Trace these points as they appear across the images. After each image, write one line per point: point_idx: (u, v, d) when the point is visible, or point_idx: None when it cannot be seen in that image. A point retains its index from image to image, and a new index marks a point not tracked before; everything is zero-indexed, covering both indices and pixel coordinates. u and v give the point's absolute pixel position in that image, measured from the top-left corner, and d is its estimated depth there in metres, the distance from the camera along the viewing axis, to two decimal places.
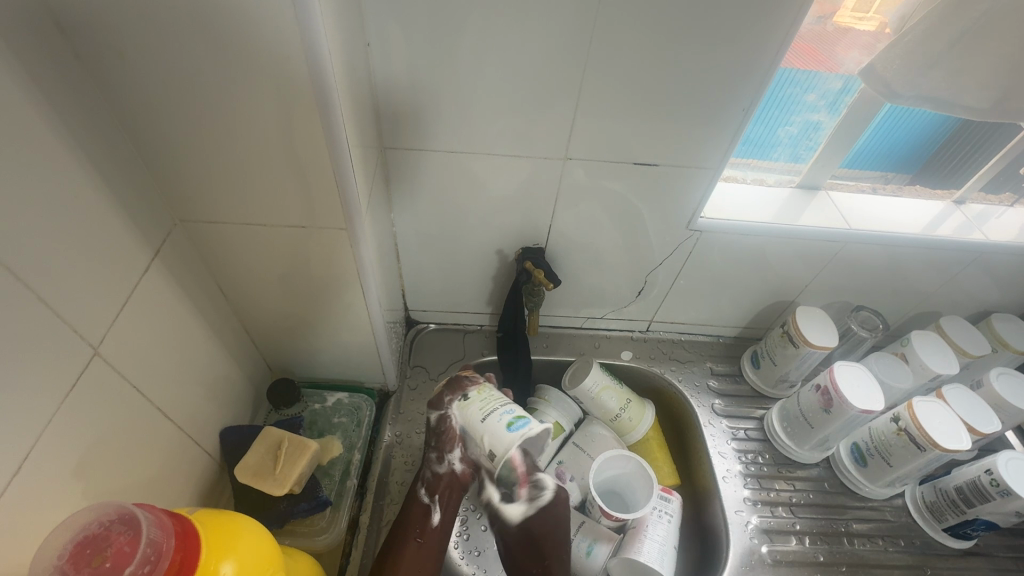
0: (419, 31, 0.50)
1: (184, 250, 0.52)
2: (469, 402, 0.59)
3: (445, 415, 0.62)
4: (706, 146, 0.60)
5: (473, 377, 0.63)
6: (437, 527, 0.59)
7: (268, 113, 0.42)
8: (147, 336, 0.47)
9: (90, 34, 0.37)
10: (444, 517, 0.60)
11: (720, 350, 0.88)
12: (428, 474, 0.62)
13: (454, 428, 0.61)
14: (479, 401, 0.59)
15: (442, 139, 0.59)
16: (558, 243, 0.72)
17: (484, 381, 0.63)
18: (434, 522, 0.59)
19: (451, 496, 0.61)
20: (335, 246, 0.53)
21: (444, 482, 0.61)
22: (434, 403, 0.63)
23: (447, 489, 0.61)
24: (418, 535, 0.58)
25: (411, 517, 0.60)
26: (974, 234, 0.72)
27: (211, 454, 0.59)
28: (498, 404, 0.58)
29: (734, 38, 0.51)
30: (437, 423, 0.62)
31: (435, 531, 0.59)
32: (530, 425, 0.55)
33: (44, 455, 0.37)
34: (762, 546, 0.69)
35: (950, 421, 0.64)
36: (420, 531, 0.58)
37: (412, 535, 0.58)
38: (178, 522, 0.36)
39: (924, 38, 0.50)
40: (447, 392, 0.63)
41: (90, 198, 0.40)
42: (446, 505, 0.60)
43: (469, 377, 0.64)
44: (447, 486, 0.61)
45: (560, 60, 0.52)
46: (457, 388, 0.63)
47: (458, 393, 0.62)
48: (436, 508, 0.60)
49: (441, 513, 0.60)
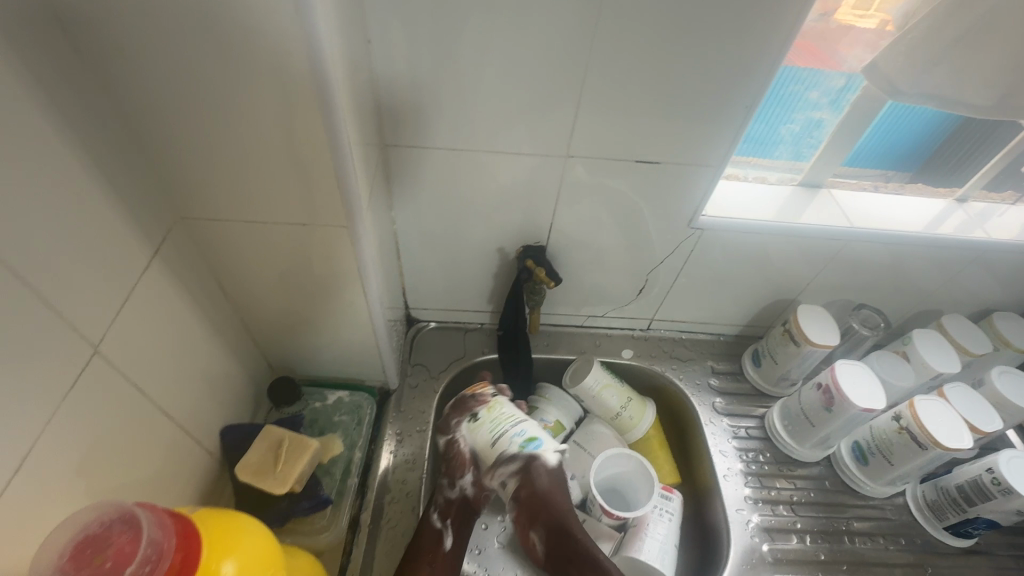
0: (421, 28, 0.50)
1: (184, 247, 0.52)
2: (478, 424, 0.61)
3: (455, 440, 0.63)
4: (709, 143, 0.60)
5: (481, 396, 0.64)
6: (449, 551, 0.60)
7: (268, 109, 0.42)
8: (147, 335, 0.47)
9: (88, 31, 0.36)
10: (456, 541, 0.61)
11: (721, 348, 0.88)
12: (440, 499, 0.63)
13: (464, 453, 0.62)
14: (490, 422, 0.60)
15: (444, 136, 0.59)
16: (559, 241, 0.72)
17: (492, 399, 0.63)
18: (446, 546, 0.60)
19: (463, 522, 0.62)
20: (336, 244, 0.53)
21: (457, 506, 0.62)
22: (444, 429, 0.65)
23: (460, 513, 0.62)
24: (430, 560, 0.59)
25: (423, 541, 0.60)
26: (976, 232, 0.71)
27: (212, 453, 0.59)
28: (510, 427, 0.60)
29: (738, 35, 0.50)
30: (445, 448, 0.64)
31: (446, 556, 0.60)
32: (541, 451, 0.58)
33: (44, 454, 0.37)
34: (764, 545, 0.69)
35: (952, 419, 0.64)
36: (432, 555, 0.59)
37: (424, 558, 0.59)
38: (180, 522, 0.36)
39: (928, 36, 0.50)
40: (453, 413, 0.65)
41: (89, 195, 0.40)
42: (458, 531, 0.62)
43: (474, 397, 0.64)
44: (459, 511, 0.62)
45: (562, 57, 0.52)
46: (464, 410, 0.63)
47: (465, 415, 0.63)
48: (449, 532, 0.61)
49: (454, 537, 0.61)
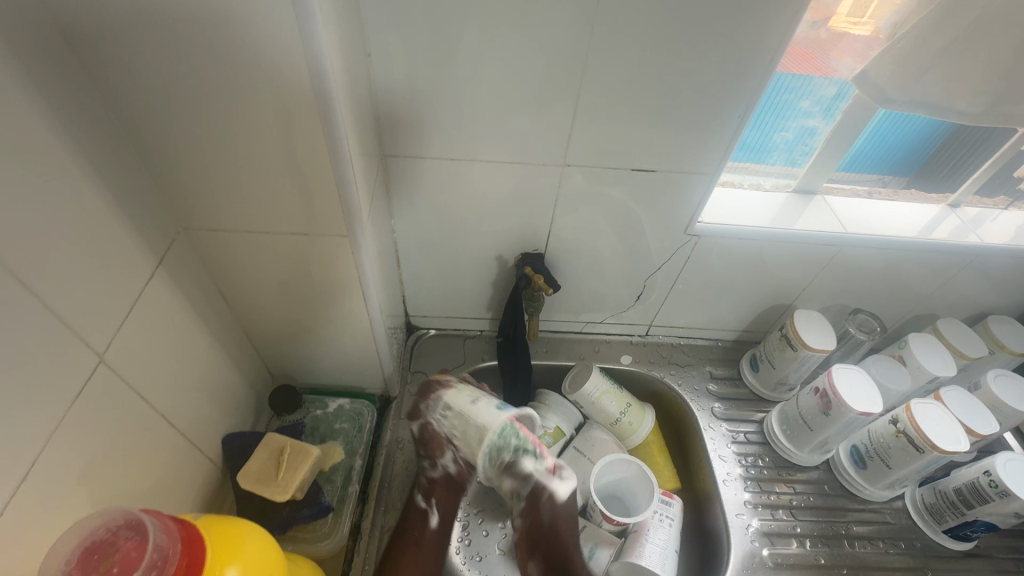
0: (419, 41, 0.51)
1: (187, 257, 0.52)
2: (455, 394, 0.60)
3: (427, 422, 0.61)
4: (703, 151, 0.61)
5: (449, 380, 0.63)
6: (436, 530, 0.61)
7: (270, 122, 0.43)
8: (151, 343, 0.47)
9: (95, 47, 0.37)
10: (443, 519, 0.62)
11: (719, 354, 0.88)
12: (423, 480, 0.63)
13: (439, 433, 0.60)
14: (468, 393, 0.60)
15: (443, 147, 0.60)
16: (557, 249, 0.72)
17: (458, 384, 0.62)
18: (433, 526, 0.61)
19: (448, 497, 0.62)
20: (337, 253, 0.54)
21: (440, 485, 0.62)
22: (415, 413, 0.63)
23: (445, 491, 0.62)
24: (418, 538, 0.60)
25: (410, 520, 0.61)
26: (970, 236, 0.72)
27: (213, 461, 0.60)
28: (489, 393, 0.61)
29: (730, 44, 0.51)
30: (420, 432, 0.62)
31: (434, 532, 0.61)
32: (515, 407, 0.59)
33: (49, 463, 0.37)
34: (763, 549, 0.69)
35: (948, 422, 0.65)
36: (420, 534, 0.60)
37: (411, 539, 0.60)
38: (183, 527, 0.37)
39: (916, 45, 0.51)
40: (421, 397, 0.63)
41: (95, 207, 0.40)
42: (442, 510, 0.62)
43: (442, 381, 0.63)
44: (443, 490, 0.62)
45: (559, 68, 0.53)
46: (430, 394, 0.62)
47: (433, 399, 0.62)
48: (434, 511, 0.62)
49: (439, 517, 0.62)
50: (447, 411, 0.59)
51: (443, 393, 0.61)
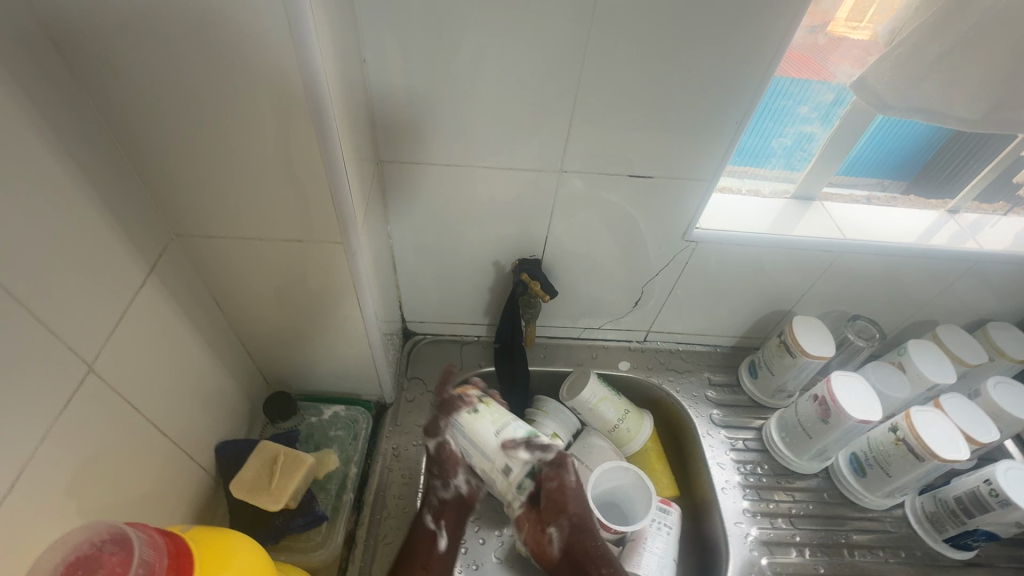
0: (415, 45, 0.51)
1: (180, 264, 0.52)
2: (478, 417, 0.59)
3: (445, 441, 0.61)
4: (701, 157, 0.61)
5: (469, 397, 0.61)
6: (445, 553, 0.60)
7: (264, 128, 0.42)
8: (142, 350, 0.47)
9: (85, 52, 0.37)
10: (450, 543, 0.61)
11: (718, 360, 0.88)
12: (433, 500, 0.62)
13: (456, 453, 0.61)
14: (490, 415, 0.59)
15: (439, 152, 0.59)
16: (554, 254, 0.72)
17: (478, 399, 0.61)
18: (442, 548, 0.60)
19: (457, 520, 0.62)
20: (331, 259, 0.53)
21: (451, 506, 0.62)
22: (433, 430, 0.62)
23: (455, 513, 0.62)
24: (424, 562, 0.59)
25: (417, 542, 0.60)
26: (968, 242, 0.72)
27: (207, 469, 0.59)
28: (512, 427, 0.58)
29: (726, 49, 0.51)
30: (436, 450, 0.62)
31: (441, 558, 0.59)
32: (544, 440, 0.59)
33: (37, 474, 0.37)
34: (762, 558, 0.68)
35: (949, 431, 0.64)
36: (427, 557, 0.59)
37: (418, 562, 0.58)
38: (171, 541, 0.37)
39: (914, 52, 0.50)
40: (441, 413, 0.62)
41: (85, 213, 0.40)
42: (452, 532, 0.61)
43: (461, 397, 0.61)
44: (453, 511, 0.61)
45: (555, 73, 0.53)
46: (451, 411, 0.60)
47: (454, 416, 0.60)
48: (443, 534, 0.61)
49: (448, 539, 0.61)
50: (467, 434, 0.59)
51: (462, 414, 0.60)
